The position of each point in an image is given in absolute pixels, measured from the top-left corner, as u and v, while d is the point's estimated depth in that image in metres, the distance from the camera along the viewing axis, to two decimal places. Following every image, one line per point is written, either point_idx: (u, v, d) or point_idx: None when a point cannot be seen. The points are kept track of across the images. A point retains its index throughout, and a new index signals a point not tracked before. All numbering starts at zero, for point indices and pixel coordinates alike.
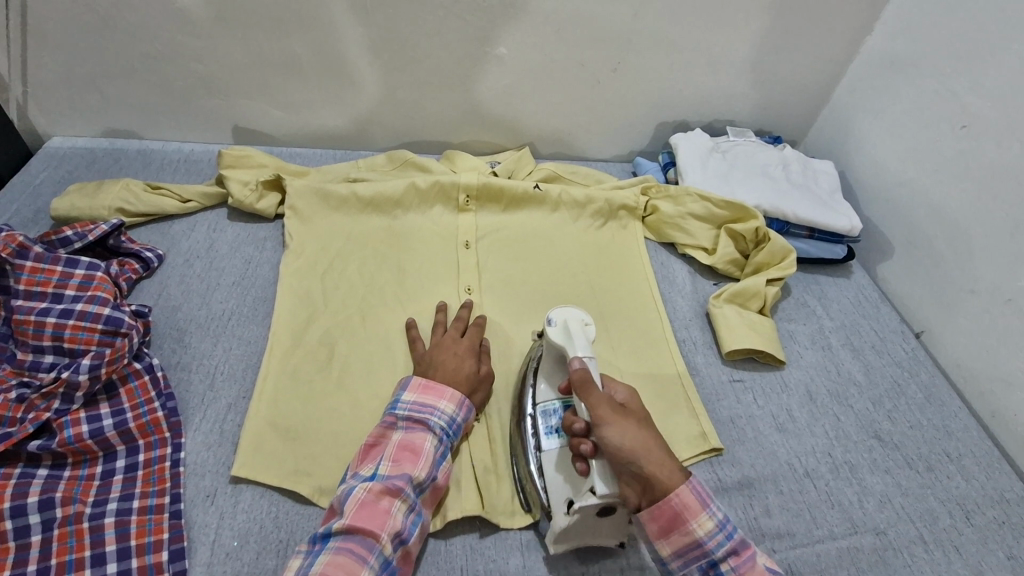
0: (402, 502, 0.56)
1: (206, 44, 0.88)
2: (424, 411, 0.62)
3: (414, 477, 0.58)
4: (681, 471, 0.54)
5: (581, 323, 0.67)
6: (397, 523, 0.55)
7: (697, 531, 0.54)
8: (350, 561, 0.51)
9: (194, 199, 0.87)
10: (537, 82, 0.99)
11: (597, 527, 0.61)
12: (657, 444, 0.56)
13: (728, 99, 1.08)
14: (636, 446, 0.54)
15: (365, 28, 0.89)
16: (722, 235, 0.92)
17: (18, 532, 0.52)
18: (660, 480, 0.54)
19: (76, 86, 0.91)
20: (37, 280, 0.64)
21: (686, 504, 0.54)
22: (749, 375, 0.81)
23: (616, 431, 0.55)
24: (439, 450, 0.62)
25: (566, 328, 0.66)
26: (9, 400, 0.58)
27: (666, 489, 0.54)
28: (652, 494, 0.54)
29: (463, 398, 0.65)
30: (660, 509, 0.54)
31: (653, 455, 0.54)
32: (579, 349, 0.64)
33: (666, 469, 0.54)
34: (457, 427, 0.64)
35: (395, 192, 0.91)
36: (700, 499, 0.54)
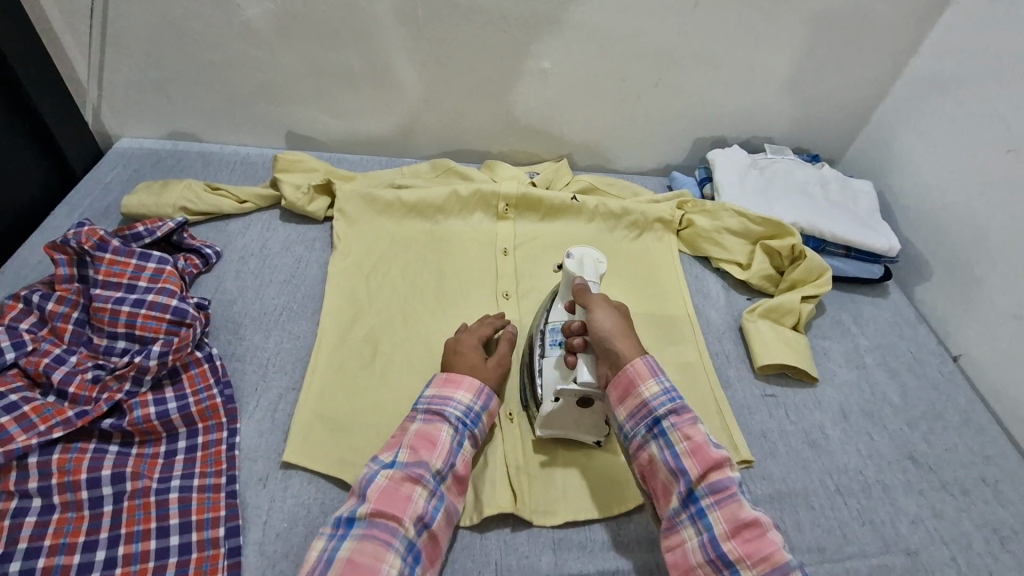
0: (422, 487, 0.59)
1: (267, 53, 0.93)
2: (441, 402, 0.65)
3: (433, 464, 0.61)
4: (650, 365, 0.63)
5: (595, 259, 0.72)
6: (419, 507, 0.58)
7: (673, 460, 0.61)
8: (376, 546, 0.54)
9: (250, 200, 0.92)
10: (578, 95, 1.02)
11: (578, 422, 0.69)
12: (631, 338, 0.66)
13: (767, 116, 1.09)
14: (608, 331, 0.64)
15: (417, 41, 0.93)
16: (758, 251, 0.93)
17: (93, 501, 0.57)
18: (626, 374, 0.63)
19: (146, 90, 0.97)
20: (113, 272, 0.68)
21: (656, 411, 0.62)
22: (782, 391, 0.82)
23: (603, 316, 0.66)
24: (458, 439, 0.64)
25: (581, 259, 0.71)
26: (85, 380, 0.63)
27: (626, 363, 0.64)
28: (627, 396, 0.63)
29: (482, 386, 0.68)
30: (635, 413, 0.63)
31: (619, 337, 0.64)
32: (588, 276, 0.70)
33: (642, 380, 0.63)
34: (476, 415, 0.66)
35: (438, 199, 0.94)
36: (676, 411, 0.62)
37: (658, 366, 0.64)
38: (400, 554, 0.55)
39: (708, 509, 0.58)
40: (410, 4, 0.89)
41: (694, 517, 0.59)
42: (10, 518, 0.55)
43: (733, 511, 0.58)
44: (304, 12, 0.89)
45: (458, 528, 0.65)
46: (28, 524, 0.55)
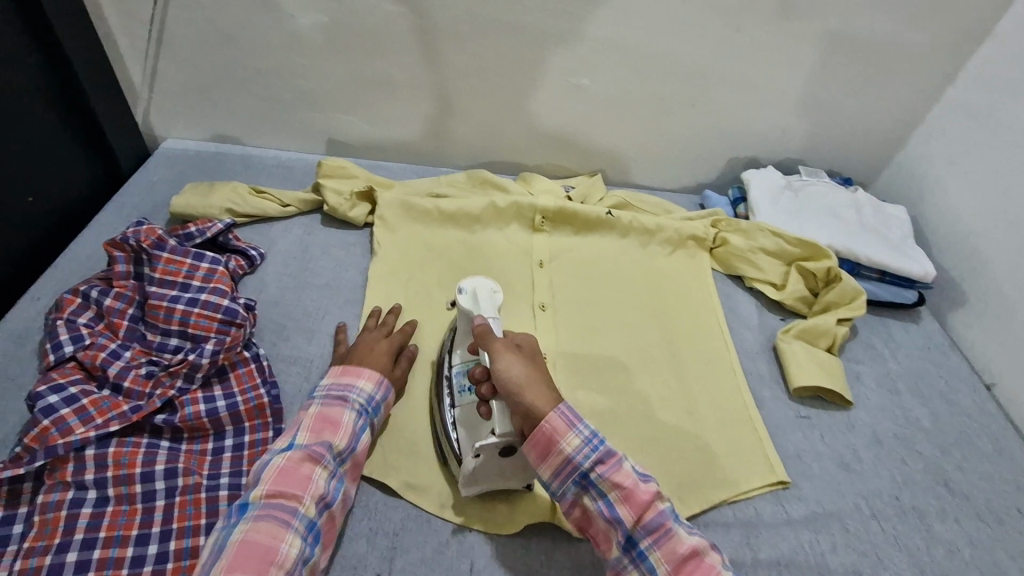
0: (323, 469, 0.58)
1: (315, 62, 0.95)
2: (342, 389, 0.64)
3: (336, 446, 0.59)
4: (566, 416, 0.59)
5: (490, 289, 0.72)
6: (319, 488, 0.57)
7: (604, 507, 0.58)
8: (273, 525, 0.53)
9: (293, 204, 0.94)
10: (615, 112, 1.04)
11: (503, 471, 0.65)
12: (544, 384, 0.62)
13: (801, 139, 1.10)
14: (521, 382, 0.60)
15: (461, 55, 0.95)
16: (792, 272, 0.94)
17: (146, 495, 0.59)
18: (542, 431, 0.59)
19: (195, 94, 0.99)
20: (169, 271, 0.70)
21: (582, 463, 0.59)
22: (816, 413, 0.82)
23: (508, 364, 0.62)
24: (360, 423, 0.63)
25: (475, 294, 0.70)
26: (140, 375, 0.65)
27: (541, 419, 0.59)
28: (549, 454, 0.59)
29: (383, 377, 0.67)
30: (559, 470, 0.59)
31: (534, 388, 0.61)
32: (485, 310, 0.69)
33: (561, 434, 0.59)
34: (378, 401, 0.65)
35: (476, 209, 0.96)
36: (602, 458, 0.59)
37: (575, 416, 0.60)
38: (299, 534, 0.54)
39: (647, 550, 0.57)
40: (457, 20, 0.91)
41: (638, 560, 0.57)
42: (68, 509, 0.56)
43: (673, 548, 0.56)
44: (353, 23, 0.91)
45: (496, 535, 0.65)
46: (84, 516, 0.56)
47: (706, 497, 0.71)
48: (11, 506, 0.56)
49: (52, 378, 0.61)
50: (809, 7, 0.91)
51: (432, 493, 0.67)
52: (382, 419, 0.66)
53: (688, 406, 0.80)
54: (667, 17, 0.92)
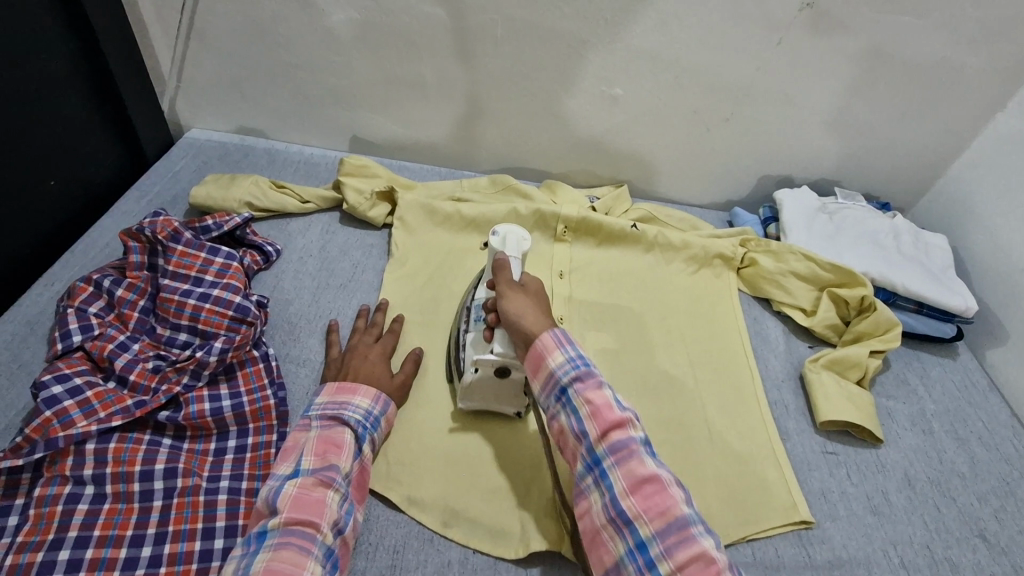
0: (336, 492, 0.55)
1: (344, 59, 0.94)
2: (338, 407, 0.62)
3: (343, 468, 0.57)
4: (558, 337, 0.60)
5: (519, 236, 0.72)
6: (334, 513, 0.54)
7: (571, 417, 0.56)
8: (294, 554, 0.49)
9: (313, 201, 0.93)
10: (647, 123, 1.01)
11: (500, 393, 0.69)
12: (545, 313, 0.64)
13: (839, 160, 1.06)
14: (521, 313, 0.62)
15: (491, 58, 0.93)
16: (824, 298, 0.89)
17: (144, 494, 0.57)
18: (535, 349, 0.60)
19: (222, 85, 0.99)
20: (183, 264, 0.69)
21: (562, 379, 0.58)
22: (843, 449, 0.78)
23: (512, 301, 0.64)
24: (361, 442, 0.61)
25: (505, 237, 0.72)
26: (146, 369, 0.63)
27: (536, 337, 0.60)
28: (537, 371, 0.60)
29: (379, 392, 0.65)
30: (544, 385, 0.59)
31: (535, 316, 0.62)
32: (508, 251, 0.70)
33: (548, 354, 0.59)
34: (376, 419, 0.64)
35: (498, 215, 0.93)
36: (581, 377, 0.57)
37: (566, 338, 0.60)
38: (319, 562, 0.51)
39: (609, 471, 0.54)
40: (491, 22, 0.89)
41: (598, 477, 0.55)
42: (64, 504, 0.55)
43: (634, 472, 0.53)
44: (386, 22, 0.89)
45: (499, 560, 0.62)
46: (79, 513, 0.55)
47: (724, 533, 0.68)
48: (8, 497, 0.55)
49: (58, 368, 0.60)
50: (858, 25, 0.87)
51: (438, 510, 0.64)
52: (380, 439, 0.64)
53: (708, 434, 0.77)
54: (709, 29, 0.88)
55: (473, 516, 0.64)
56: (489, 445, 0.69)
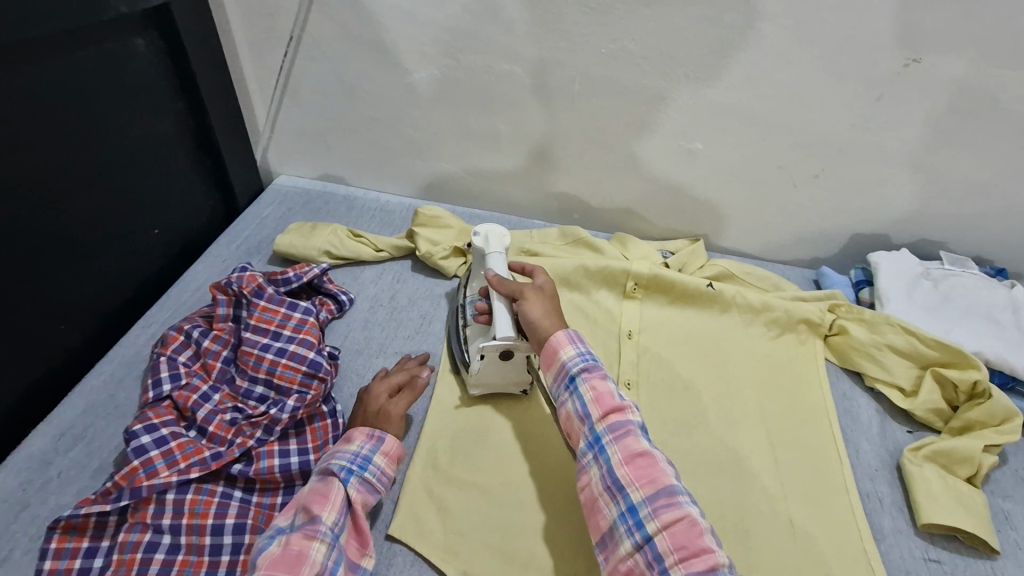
0: (320, 542, 0.56)
1: (422, 113, 0.97)
2: (329, 457, 0.64)
3: (328, 518, 0.58)
4: (570, 334, 0.66)
5: (500, 234, 0.82)
6: (317, 565, 0.54)
7: (562, 355, 0.65)
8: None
9: (386, 249, 0.95)
10: (728, 177, 0.96)
11: (504, 374, 0.74)
12: (555, 320, 0.70)
13: (946, 219, 0.96)
14: (538, 315, 0.69)
15: (568, 112, 0.92)
16: (926, 378, 0.81)
17: (214, 548, 0.59)
18: (548, 345, 0.67)
19: (309, 137, 1.04)
20: (264, 318, 0.73)
21: (570, 369, 0.64)
22: (949, 557, 0.69)
23: (528, 303, 0.70)
24: (351, 485, 0.61)
25: (488, 236, 0.81)
26: (224, 421, 0.66)
27: (549, 335, 0.67)
28: (551, 364, 0.66)
29: (373, 430, 0.66)
30: (560, 393, 0.64)
31: (548, 321, 0.69)
32: (492, 248, 0.79)
33: (560, 351, 0.65)
34: (366, 458, 0.64)
35: (567, 271, 0.92)
36: (589, 369, 0.63)
37: (578, 336, 0.66)
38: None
39: (606, 445, 0.58)
40: (568, 79, 0.89)
41: (573, 392, 0.63)
42: (143, 553, 0.58)
43: (628, 447, 0.57)
44: (465, 79, 0.92)
45: None
46: (156, 562, 0.57)
47: None
48: (96, 539, 0.59)
49: (148, 418, 0.64)
50: (975, 79, 0.80)
51: None
52: (378, 478, 0.64)
53: (788, 526, 0.70)
54: (799, 84, 0.84)
55: None
56: (551, 520, 0.67)
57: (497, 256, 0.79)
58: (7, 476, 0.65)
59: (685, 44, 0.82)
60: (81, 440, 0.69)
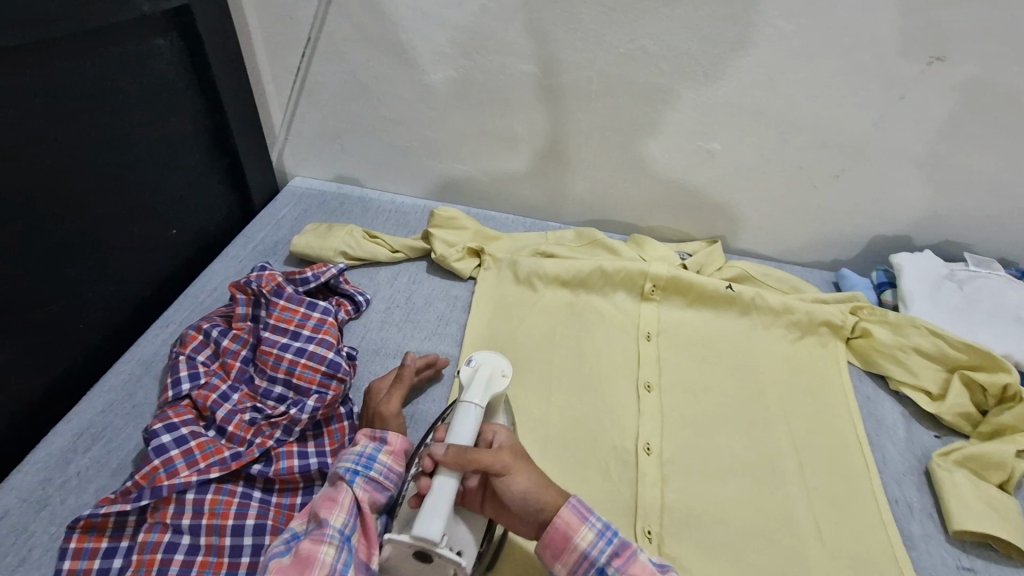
0: (328, 546, 0.54)
1: (438, 114, 0.97)
2: (337, 462, 0.63)
3: (336, 520, 0.57)
4: (580, 510, 0.56)
5: (500, 374, 0.66)
6: (325, 568, 0.53)
7: (580, 543, 0.54)
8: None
9: (402, 250, 0.95)
10: (746, 178, 0.95)
11: (423, 570, 0.57)
12: (543, 482, 0.58)
13: (970, 220, 0.94)
14: (532, 493, 0.56)
15: (584, 113, 0.92)
16: (954, 381, 0.79)
17: (234, 549, 0.59)
18: (555, 528, 0.55)
19: (325, 138, 1.04)
20: (283, 318, 0.73)
21: (597, 561, 0.54)
22: (982, 564, 0.68)
23: (520, 477, 0.57)
24: (358, 485, 0.60)
25: (479, 372, 0.65)
26: (243, 421, 0.66)
27: (552, 518, 0.55)
28: (560, 553, 0.55)
29: (376, 431, 0.65)
30: (575, 567, 0.55)
31: (544, 490, 0.57)
32: (475, 393, 0.63)
33: (574, 530, 0.55)
34: (371, 457, 0.63)
35: (584, 272, 0.91)
36: (618, 552, 0.54)
37: (588, 508, 0.56)
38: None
39: None
40: (584, 79, 0.88)
41: None
42: (162, 552, 0.57)
43: None
44: (481, 80, 0.91)
45: None
46: (175, 563, 0.57)
47: None
48: (115, 538, 0.58)
49: (168, 416, 0.64)
50: (999, 77, 0.79)
51: None
52: (385, 476, 0.63)
53: (815, 531, 0.69)
54: (819, 84, 0.83)
55: None
56: None
57: (472, 408, 0.62)
58: (26, 476, 0.64)
59: (705, 43, 0.82)
60: (99, 440, 0.68)
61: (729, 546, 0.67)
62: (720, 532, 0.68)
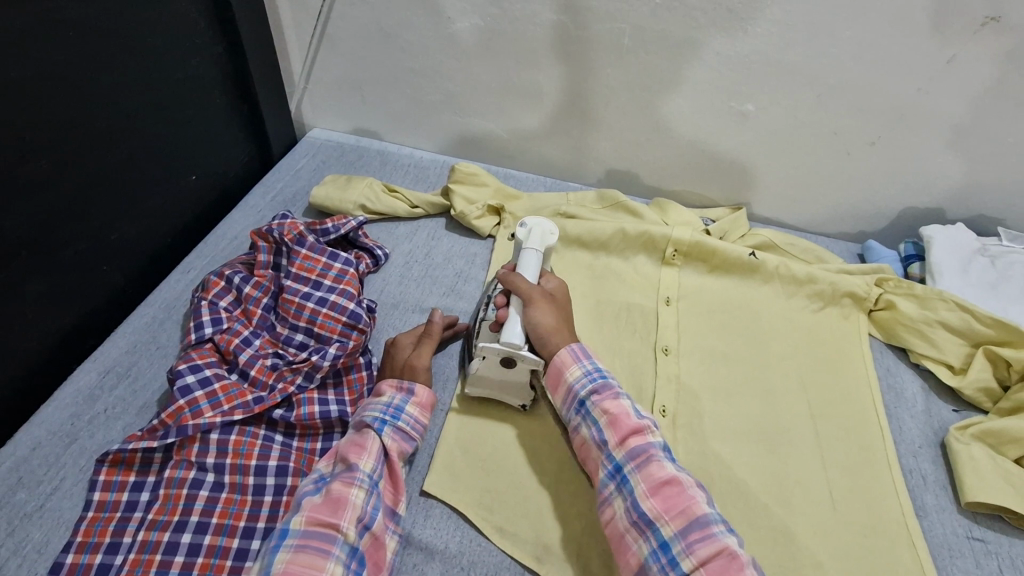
0: (359, 489, 0.57)
1: (463, 66, 0.94)
2: (362, 409, 0.64)
3: (365, 465, 0.59)
4: (576, 352, 0.67)
5: (547, 232, 0.76)
6: (357, 510, 0.56)
7: (568, 376, 0.65)
8: (312, 556, 0.52)
9: (422, 206, 0.94)
10: (778, 143, 0.92)
11: (506, 383, 0.70)
12: (567, 330, 0.69)
13: (1006, 194, 0.92)
14: (548, 328, 0.67)
15: (614, 68, 0.89)
16: (978, 356, 0.78)
17: (257, 488, 0.60)
18: (554, 364, 0.67)
19: (345, 88, 1.02)
20: (305, 267, 0.72)
21: (578, 392, 0.64)
22: (994, 537, 0.68)
23: (539, 312, 0.68)
24: (383, 434, 0.62)
25: (531, 231, 0.76)
26: (265, 366, 0.67)
27: (552, 355, 0.67)
28: (557, 387, 0.66)
29: (401, 381, 0.67)
30: (566, 400, 0.66)
31: (557, 334, 0.68)
32: (530, 243, 0.74)
33: (566, 366, 0.66)
34: (398, 408, 0.64)
35: (605, 234, 0.89)
36: (598, 390, 0.63)
37: (583, 352, 0.67)
38: (340, 562, 0.53)
39: (629, 474, 0.58)
40: (615, 32, 0.85)
41: (591, 423, 0.63)
42: (188, 488, 0.59)
43: (662, 489, 0.56)
44: (509, 30, 0.88)
45: None
46: (201, 499, 0.59)
47: None
48: (142, 473, 0.60)
49: (192, 358, 0.65)
50: None
51: (529, 543, 0.62)
52: (413, 426, 0.64)
53: (828, 498, 0.69)
54: (863, 42, 0.79)
55: (568, 556, 0.62)
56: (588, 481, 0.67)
57: (532, 255, 0.74)
58: (55, 411, 0.66)
59: None
60: (125, 378, 0.69)
61: (740, 510, 0.67)
62: (732, 493, 0.69)
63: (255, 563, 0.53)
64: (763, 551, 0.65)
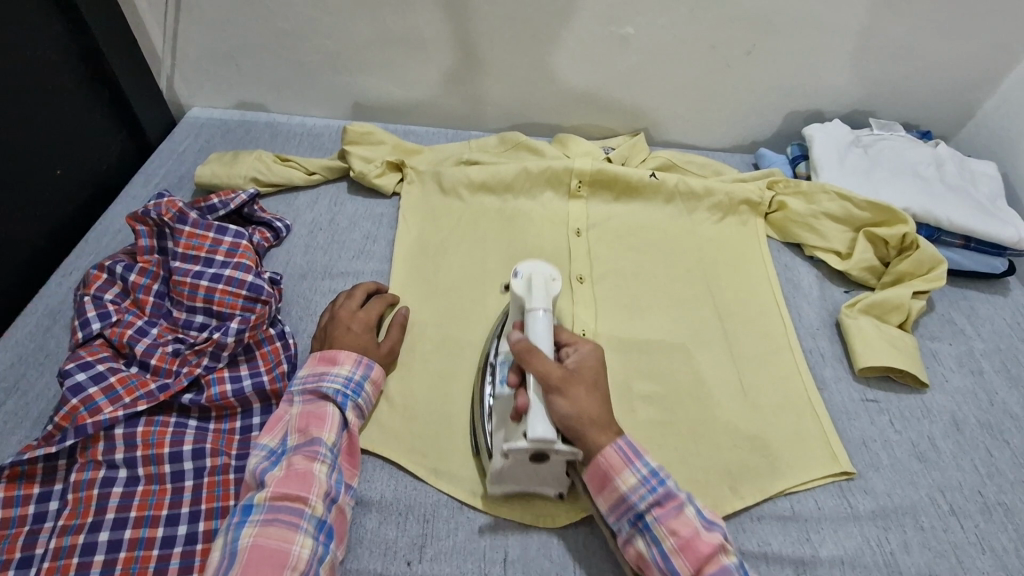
0: (322, 464, 0.57)
1: (337, 20, 0.89)
2: (317, 379, 0.62)
3: (327, 438, 0.59)
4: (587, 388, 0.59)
5: (548, 277, 0.65)
6: (324, 484, 0.56)
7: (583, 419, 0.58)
8: (282, 529, 0.52)
9: (319, 172, 0.90)
10: (663, 64, 0.94)
11: (536, 474, 0.60)
12: (605, 414, 0.58)
13: (875, 87, 0.98)
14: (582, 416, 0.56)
15: (492, 5, 0.87)
16: (860, 239, 0.85)
17: (176, 475, 0.58)
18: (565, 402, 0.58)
19: (217, 60, 0.95)
20: (192, 245, 0.69)
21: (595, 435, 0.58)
22: (885, 395, 0.75)
23: (566, 400, 0.56)
24: (345, 408, 0.61)
25: (530, 280, 0.64)
26: (167, 353, 0.64)
27: (598, 453, 0.57)
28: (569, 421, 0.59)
29: (361, 355, 0.65)
30: None
31: (596, 420, 0.57)
32: (534, 300, 0.63)
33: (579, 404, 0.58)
34: (359, 383, 0.63)
35: (509, 175, 0.89)
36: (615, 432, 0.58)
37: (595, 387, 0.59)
38: (310, 534, 0.53)
39: (653, 525, 0.55)
40: None
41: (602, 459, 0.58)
42: (99, 488, 0.56)
43: (679, 525, 0.54)
44: None
45: (530, 524, 0.62)
46: (115, 495, 0.56)
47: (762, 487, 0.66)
48: (47, 483, 0.57)
49: (81, 356, 0.61)
50: None
51: (464, 480, 0.64)
52: (367, 404, 0.64)
53: (740, 386, 0.74)
54: None
55: None
56: None
57: (541, 315, 0.62)
58: None
59: None
60: (14, 393, 0.65)
61: (663, 414, 0.71)
62: (655, 398, 0.72)
63: (219, 540, 0.52)
64: (687, 446, 0.69)
